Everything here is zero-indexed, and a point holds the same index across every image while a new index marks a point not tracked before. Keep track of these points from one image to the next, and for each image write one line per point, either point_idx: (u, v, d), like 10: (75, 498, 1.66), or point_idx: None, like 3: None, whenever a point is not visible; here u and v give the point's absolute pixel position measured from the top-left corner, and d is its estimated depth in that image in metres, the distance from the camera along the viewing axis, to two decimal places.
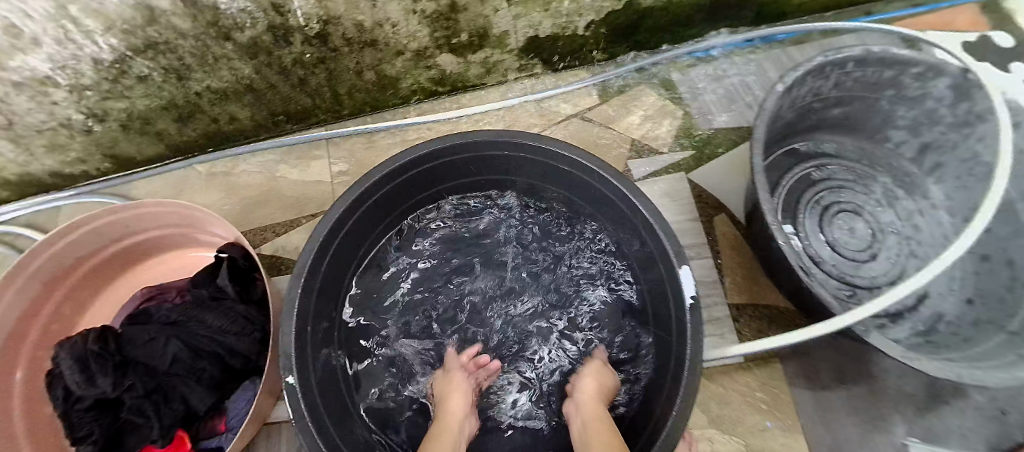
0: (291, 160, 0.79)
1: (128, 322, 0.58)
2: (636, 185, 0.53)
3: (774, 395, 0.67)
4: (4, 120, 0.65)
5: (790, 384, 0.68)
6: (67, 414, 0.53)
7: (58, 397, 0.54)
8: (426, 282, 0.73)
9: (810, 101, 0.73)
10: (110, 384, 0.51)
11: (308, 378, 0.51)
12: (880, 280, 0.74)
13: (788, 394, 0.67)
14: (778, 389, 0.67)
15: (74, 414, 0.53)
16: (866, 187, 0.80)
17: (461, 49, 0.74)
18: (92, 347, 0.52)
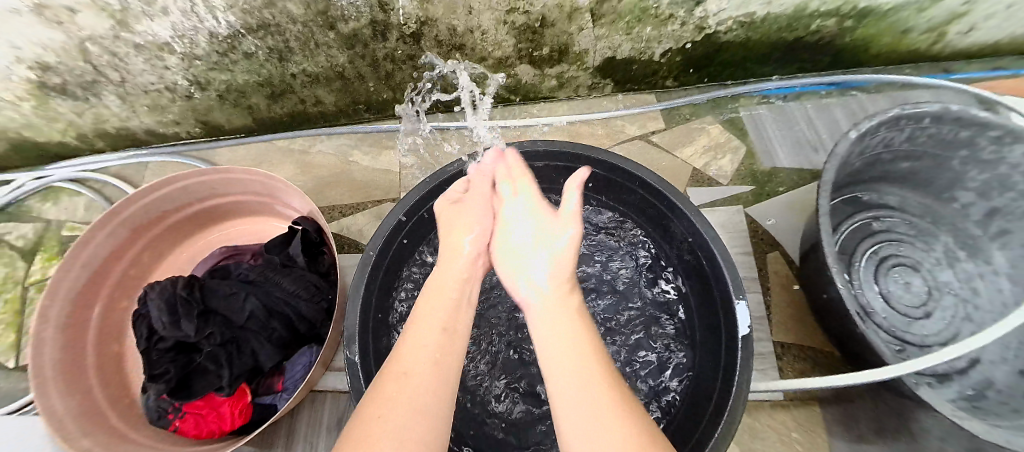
0: (365, 146, 0.84)
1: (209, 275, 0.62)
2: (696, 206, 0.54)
3: (810, 438, 0.66)
4: (119, 77, 0.71)
5: (829, 431, 0.66)
6: (148, 351, 0.57)
7: (141, 335, 0.58)
8: None
9: (879, 152, 0.73)
10: (192, 330, 0.55)
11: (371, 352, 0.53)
12: (931, 339, 0.73)
13: (825, 440, 0.66)
14: (815, 433, 0.66)
15: (154, 352, 0.57)
16: (925, 244, 0.80)
17: (541, 62, 0.77)
18: (181, 292, 0.56)
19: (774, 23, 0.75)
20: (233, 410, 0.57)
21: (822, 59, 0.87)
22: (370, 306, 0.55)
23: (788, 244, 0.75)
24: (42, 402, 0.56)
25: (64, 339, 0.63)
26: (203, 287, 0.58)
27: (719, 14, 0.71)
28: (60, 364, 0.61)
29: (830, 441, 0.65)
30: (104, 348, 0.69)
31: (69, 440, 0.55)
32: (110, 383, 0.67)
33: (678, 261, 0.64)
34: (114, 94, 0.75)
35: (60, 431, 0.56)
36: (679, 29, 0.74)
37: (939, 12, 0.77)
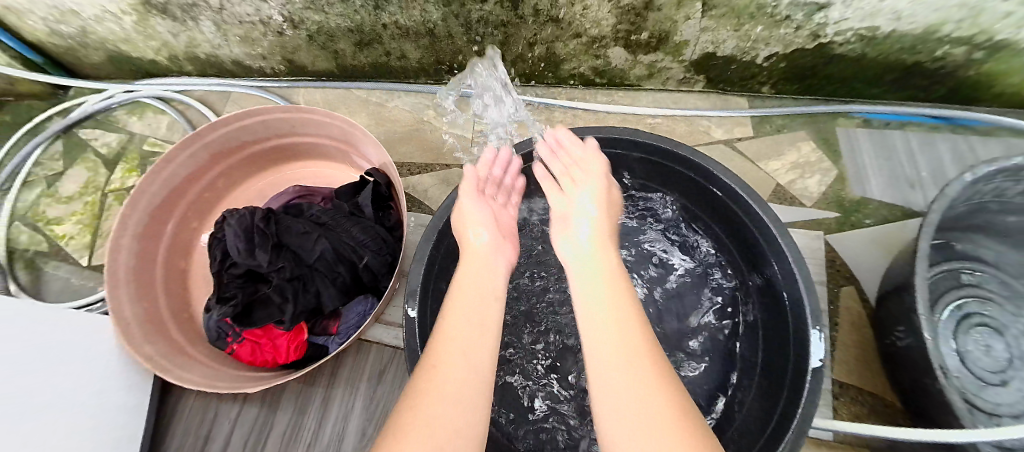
0: (440, 108, 0.84)
1: (283, 211, 0.63)
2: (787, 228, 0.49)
3: None
4: (219, 5, 0.72)
5: None
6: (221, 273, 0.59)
7: (216, 257, 0.60)
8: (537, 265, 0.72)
9: (988, 200, 0.66)
10: (266, 260, 0.56)
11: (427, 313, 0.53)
12: (1004, 409, 0.66)
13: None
14: None
15: (226, 275, 0.59)
16: (1017, 307, 0.72)
17: (636, 48, 0.73)
18: (259, 224, 0.58)
19: (899, 41, 0.68)
20: (289, 344, 0.59)
21: (943, 89, 0.78)
22: (431, 272, 0.54)
23: (867, 280, 0.69)
24: (113, 303, 0.59)
25: (138, 248, 0.66)
26: (280, 222, 0.60)
27: (842, 23, 0.65)
28: (131, 271, 0.64)
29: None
30: (173, 262, 0.72)
31: (133, 343, 0.58)
32: (175, 297, 0.70)
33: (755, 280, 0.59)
34: (210, 20, 0.77)
35: (125, 333, 0.58)
36: (793, 34, 0.68)
37: None
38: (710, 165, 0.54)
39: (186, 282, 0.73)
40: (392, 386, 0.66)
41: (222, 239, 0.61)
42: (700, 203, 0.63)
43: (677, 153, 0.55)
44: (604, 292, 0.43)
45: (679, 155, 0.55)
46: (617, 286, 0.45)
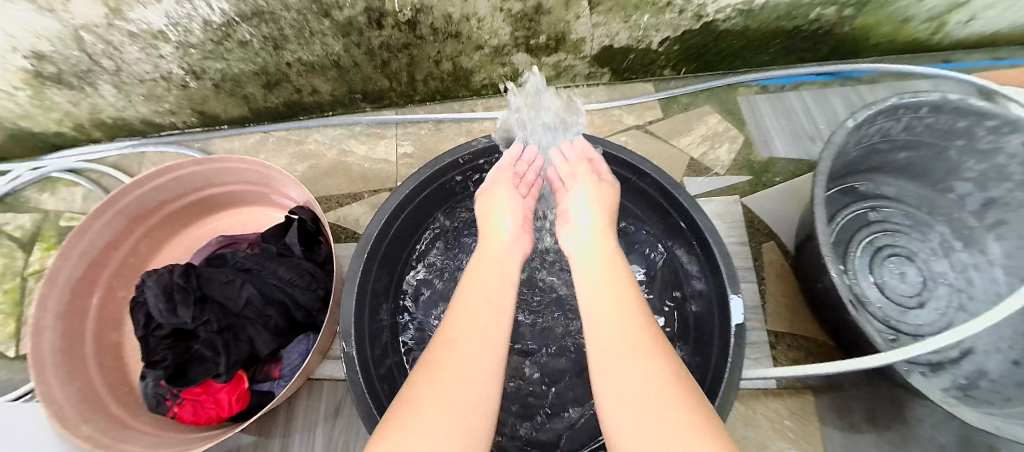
0: (360, 136, 0.84)
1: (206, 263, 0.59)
2: (695, 198, 0.53)
3: (803, 425, 0.65)
4: (114, 67, 0.71)
5: (822, 418, 0.65)
6: (145, 338, 0.53)
7: (138, 322, 0.55)
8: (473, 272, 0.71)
9: (877, 141, 0.72)
10: (190, 317, 0.51)
11: (364, 330, 0.52)
12: (925, 329, 0.71)
13: (819, 429, 0.64)
14: (808, 420, 0.65)
15: (151, 337, 0.53)
16: (921, 234, 0.78)
17: (538, 51, 0.76)
18: (177, 280, 0.53)
19: (774, 10, 0.74)
20: (231, 396, 0.54)
21: (825, 48, 0.85)
22: (364, 294, 0.54)
23: (784, 233, 0.74)
24: (42, 391, 0.55)
25: (62, 329, 0.62)
26: (202, 273, 0.55)
27: (719, 2, 0.70)
28: (58, 355, 0.60)
29: (822, 429, 0.64)
30: (104, 334, 0.67)
31: (70, 429, 0.54)
32: (113, 372, 0.65)
33: (678, 252, 0.62)
34: (109, 83, 0.75)
35: (58, 419, 0.54)
36: (678, 18, 0.72)
37: (940, 2, 0.75)
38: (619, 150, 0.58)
39: (120, 353, 0.68)
40: (348, 421, 0.65)
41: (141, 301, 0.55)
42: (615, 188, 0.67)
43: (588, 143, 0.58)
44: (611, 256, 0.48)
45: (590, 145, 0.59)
46: (613, 248, 0.50)
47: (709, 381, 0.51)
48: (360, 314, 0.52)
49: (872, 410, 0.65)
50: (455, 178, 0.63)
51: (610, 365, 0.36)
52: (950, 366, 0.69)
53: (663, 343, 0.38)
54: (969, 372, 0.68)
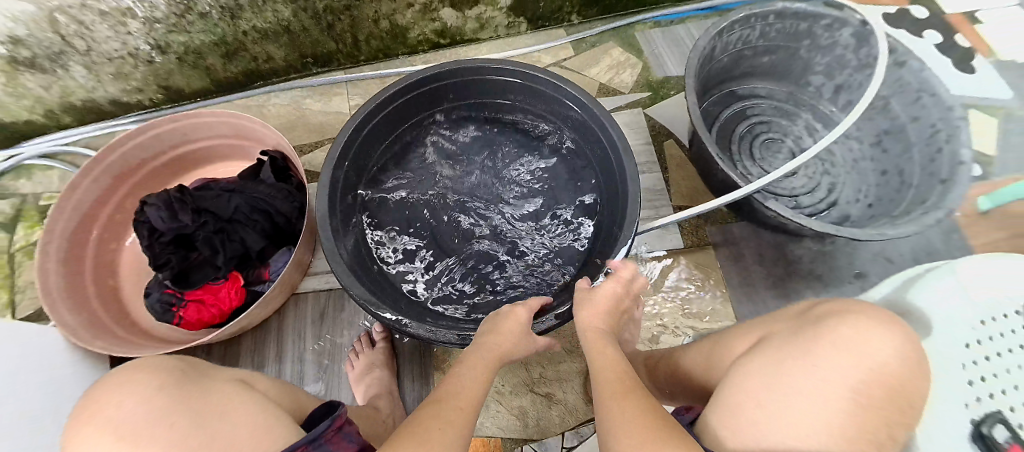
0: (316, 95, 0.96)
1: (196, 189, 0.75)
2: (592, 96, 0.68)
3: (705, 271, 0.84)
4: (86, 47, 0.81)
5: (718, 264, 0.85)
6: (151, 245, 0.69)
7: (143, 235, 0.70)
8: (422, 189, 0.82)
9: (741, 48, 0.89)
10: (189, 219, 0.69)
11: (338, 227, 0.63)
12: (799, 191, 0.94)
13: (717, 272, 0.84)
14: (708, 266, 0.85)
15: (156, 246, 0.69)
16: (790, 120, 0.96)
17: (461, 5, 0.90)
18: (175, 196, 0.70)
19: None
20: (231, 291, 0.71)
21: None
22: (334, 202, 0.65)
23: (680, 132, 0.91)
24: (56, 317, 0.67)
25: (65, 271, 0.73)
26: (193, 194, 0.72)
27: None
28: (64, 291, 0.71)
29: (719, 272, 0.84)
30: (101, 279, 0.78)
31: (85, 343, 0.66)
32: (112, 306, 0.77)
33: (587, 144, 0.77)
34: (80, 64, 0.84)
35: (74, 336, 0.67)
36: None
37: None
38: (527, 69, 0.71)
39: (118, 295, 0.79)
40: (337, 317, 0.79)
41: (145, 221, 0.70)
42: (532, 104, 0.79)
43: (504, 67, 0.72)
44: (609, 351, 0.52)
45: (506, 68, 0.72)
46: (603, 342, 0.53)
47: (619, 221, 0.64)
48: (332, 214, 0.63)
49: (757, 254, 0.85)
50: (398, 109, 0.74)
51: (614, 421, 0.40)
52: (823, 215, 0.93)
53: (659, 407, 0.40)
54: (836, 217, 0.92)
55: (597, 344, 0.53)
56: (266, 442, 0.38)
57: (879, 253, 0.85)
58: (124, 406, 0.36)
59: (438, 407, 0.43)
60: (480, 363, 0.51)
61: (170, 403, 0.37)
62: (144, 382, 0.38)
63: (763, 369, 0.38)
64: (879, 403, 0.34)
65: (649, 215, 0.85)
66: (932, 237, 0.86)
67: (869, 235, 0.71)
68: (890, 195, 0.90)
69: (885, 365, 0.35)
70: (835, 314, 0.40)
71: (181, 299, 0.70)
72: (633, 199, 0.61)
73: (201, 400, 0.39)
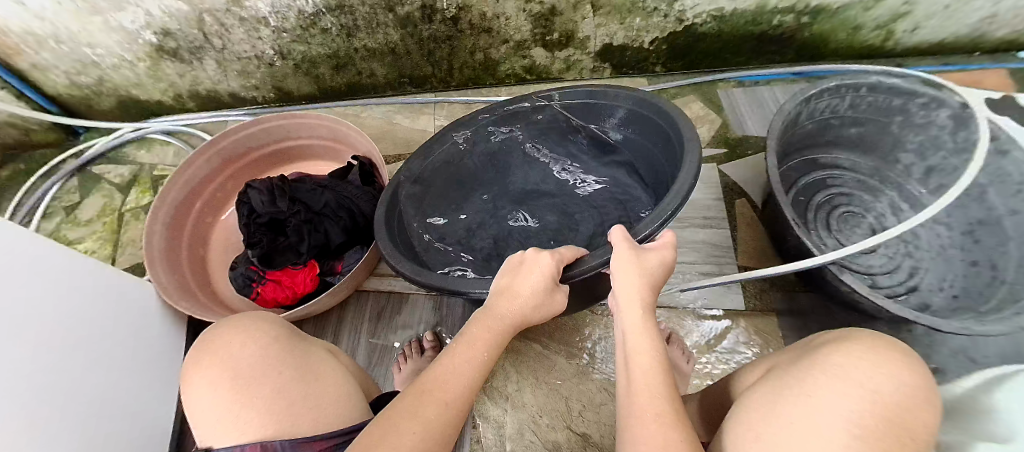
0: (405, 112, 1.05)
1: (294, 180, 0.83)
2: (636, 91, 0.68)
3: (765, 337, 0.81)
4: (222, 46, 0.94)
5: (781, 333, 0.81)
6: (249, 224, 0.76)
7: (243, 214, 0.78)
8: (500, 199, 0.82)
9: (828, 117, 0.89)
10: (285, 207, 0.77)
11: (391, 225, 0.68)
12: (876, 269, 0.90)
13: (778, 340, 0.81)
14: (769, 333, 0.81)
15: (252, 225, 0.77)
16: (872, 196, 0.93)
17: (552, 46, 0.96)
18: (277, 184, 0.79)
19: (740, 18, 0.93)
20: (307, 278, 0.77)
21: (791, 52, 1.03)
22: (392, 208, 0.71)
23: (753, 192, 0.91)
24: (153, 274, 0.76)
25: (166, 234, 0.84)
26: (292, 185, 0.80)
27: (695, 8, 0.90)
28: (162, 252, 0.81)
29: (781, 341, 0.80)
30: (194, 247, 0.89)
31: (173, 303, 0.74)
32: (199, 272, 0.87)
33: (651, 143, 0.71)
34: (213, 59, 0.98)
35: (165, 294, 0.75)
36: (663, 20, 0.92)
37: (882, 12, 0.94)
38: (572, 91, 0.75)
39: (204, 265, 0.88)
40: (392, 320, 0.83)
41: (246, 202, 0.79)
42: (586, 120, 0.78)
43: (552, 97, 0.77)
44: (643, 327, 0.47)
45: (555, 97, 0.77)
46: (642, 326, 0.47)
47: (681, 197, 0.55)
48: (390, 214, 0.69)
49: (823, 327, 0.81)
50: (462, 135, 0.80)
51: (631, 428, 0.38)
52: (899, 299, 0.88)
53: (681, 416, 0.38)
54: (915, 303, 0.87)
55: (633, 320, 0.48)
56: (346, 412, 0.43)
57: (960, 350, 0.79)
58: (243, 351, 0.42)
59: (421, 399, 0.40)
60: (478, 338, 0.48)
61: (279, 357, 0.43)
62: (251, 337, 0.44)
63: (760, 409, 0.38)
64: (883, 434, 0.30)
65: (711, 270, 0.84)
66: (1023, 341, 0.78)
67: (953, 327, 0.66)
68: (979, 288, 0.84)
69: (877, 393, 0.32)
70: (837, 344, 0.39)
71: (262, 276, 0.77)
72: (687, 174, 0.54)
73: (303, 361, 0.45)
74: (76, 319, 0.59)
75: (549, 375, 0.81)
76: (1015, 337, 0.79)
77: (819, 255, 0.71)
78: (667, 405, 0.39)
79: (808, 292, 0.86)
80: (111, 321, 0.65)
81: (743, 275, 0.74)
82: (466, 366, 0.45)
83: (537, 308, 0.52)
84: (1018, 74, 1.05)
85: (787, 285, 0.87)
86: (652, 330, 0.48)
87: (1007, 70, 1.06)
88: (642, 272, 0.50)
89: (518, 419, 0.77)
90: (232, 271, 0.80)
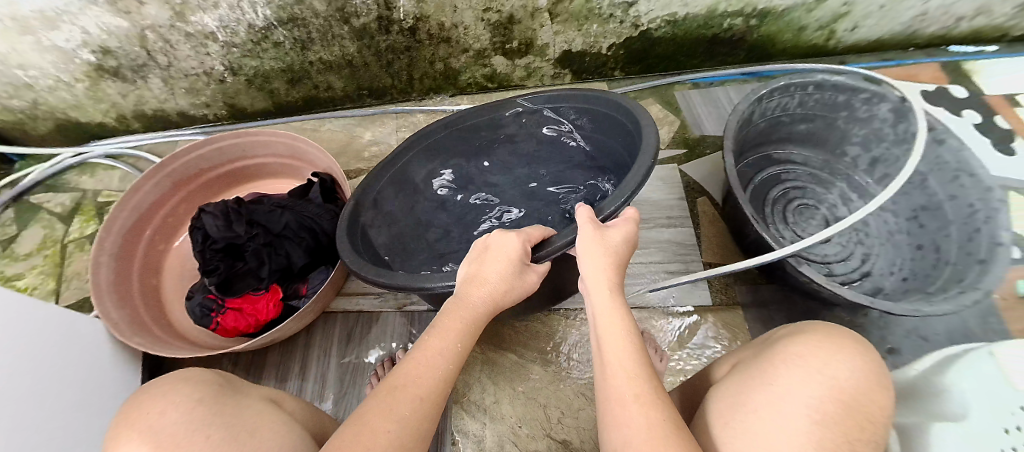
0: (367, 125, 1.02)
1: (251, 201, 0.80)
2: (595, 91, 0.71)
3: (733, 331, 0.83)
4: (167, 63, 0.90)
5: (747, 326, 0.84)
6: (203, 251, 0.73)
7: (198, 240, 0.75)
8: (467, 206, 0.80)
9: (779, 115, 0.92)
10: (243, 231, 0.74)
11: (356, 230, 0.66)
12: (831, 258, 0.94)
13: (745, 333, 0.83)
14: (736, 327, 0.83)
15: (207, 251, 0.73)
16: (824, 188, 0.98)
17: (512, 54, 0.96)
18: (233, 206, 0.76)
19: (692, 22, 0.96)
20: (270, 303, 0.74)
21: (742, 53, 1.07)
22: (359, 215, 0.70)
23: (713, 190, 0.93)
24: (100, 309, 0.71)
25: (115, 265, 0.78)
26: (248, 207, 0.77)
27: (649, 13, 0.92)
28: (111, 285, 0.76)
29: (748, 334, 0.83)
30: (146, 277, 0.84)
31: (124, 339, 0.70)
32: (153, 303, 0.82)
33: (614, 143, 0.73)
34: (158, 77, 0.93)
35: (115, 330, 0.70)
36: (619, 26, 0.94)
37: (824, 13, 0.99)
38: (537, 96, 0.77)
39: (159, 295, 0.84)
40: (361, 339, 0.80)
41: (200, 227, 0.76)
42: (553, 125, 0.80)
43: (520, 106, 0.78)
44: (614, 306, 0.47)
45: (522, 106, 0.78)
46: (614, 305, 0.47)
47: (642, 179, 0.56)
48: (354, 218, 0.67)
49: (787, 318, 0.84)
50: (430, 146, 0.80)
51: (610, 411, 0.39)
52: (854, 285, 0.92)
53: (659, 392, 0.39)
54: (869, 288, 0.91)
55: (602, 301, 0.47)
56: None
57: (912, 330, 0.83)
58: (168, 415, 0.41)
59: (397, 397, 0.39)
60: (450, 328, 0.46)
61: (204, 418, 0.41)
62: (173, 402, 0.42)
63: (731, 394, 0.39)
64: (839, 422, 0.32)
65: (678, 268, 0.86)
66: (967, 318, 0.83)
67: (903, 310, 0.70)
68: (925, 270, 0.89)
69: (836, 380, 0.34)
70: (799, 333, 0.41)
71: (220, 305, 0.73)
72: (646, 157, 0.56)
73: (234, 417, 0.43)
74: (20, 342, 0.56)
75: (525, 384, 0.81)
76: (961, 315, 0.84)
77: (778, 249, 0.73)
78: (644, 385, 0.39)
79: (770, 284, 0.88)
80: (57, 349, 0.61)
81: (708, 273, 0.76)
82: (438, 358, 0.44)
83: (508, 293, 0.50)
84: (948, 68, 1.13)
85: (751, 278, 0.90)
86: (623, 308, 0.47)
87: (938, 63, 1.13)
88: (606, 249, 0.49)
89: (497, 432, 0.76)
90: (189, 301, 0.76)
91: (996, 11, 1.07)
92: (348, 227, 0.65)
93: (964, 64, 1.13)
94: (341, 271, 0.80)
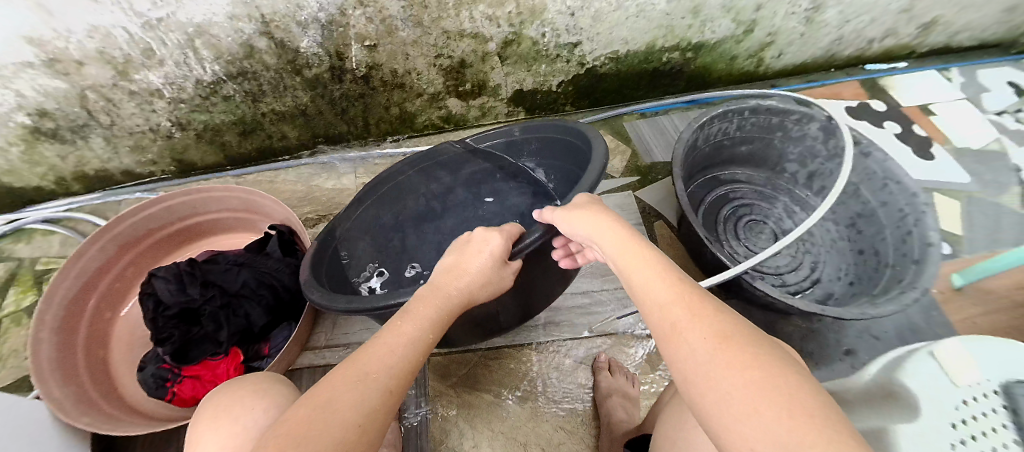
0: (326, 173, 1.02)
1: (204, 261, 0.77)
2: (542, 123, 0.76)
3: None
4: (110, 122, 0.88)
5: None
6: (154, 318, 0.69)
7: (147, 307, 0.71)
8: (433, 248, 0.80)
9: (722, 139, 0.99)
10: (198, 293, 0.71)
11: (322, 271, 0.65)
12: (784, 269, 0.99)
13: None
14: None
15: (158, 319, 0.69)
16: (770, 203, 1.04)
17: (466, 96, 0.99)
18: (185, 268, 0.73)
19: (634, 57, 1.02)
20: (230, 367, 0.71)
21: (682, 83, 1.14)
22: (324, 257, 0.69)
23: (668, 213, 0.97)
24: (43, 390, 0.65)
25: (57, 340, 0.73)
26: (201, 266, 0.74)
27: (594, 52, 0.97)
28: (54, 362, 0.70)
29: None
30: (92, 349, 0.78)
31: (70, 420, 0.65)
32: (101, 377, 0.76)
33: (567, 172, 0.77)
34: (100, 136, 0.90)
35: (61, 411, 0.65)
36: (567, 65, 0.99)
37: (751, 43, 1.08)
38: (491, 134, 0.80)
39: (107, 368, 0.78)
40: None
41: (149, 293, 0.72)
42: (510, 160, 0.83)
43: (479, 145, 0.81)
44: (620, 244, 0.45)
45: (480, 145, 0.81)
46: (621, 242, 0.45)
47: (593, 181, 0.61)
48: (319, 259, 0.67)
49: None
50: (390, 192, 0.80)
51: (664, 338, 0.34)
52: (807, 293, 0.98)
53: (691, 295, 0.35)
54: (821, 294, 0.97)
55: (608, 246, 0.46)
56: None
57: (865, 330, 0.87)
58: (270, 413, 0.43)
59: (361, 373, 0.37)
60: (421, 314, 0.45)
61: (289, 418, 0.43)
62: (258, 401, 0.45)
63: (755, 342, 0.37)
64: None
65: None
66: (912, 316, 0.88)
67: (851, 315, 0.74)
68: (869, 273, 0.95)
69: None
70: None
71: (177, 373, 0.70)
72: (596, 162, 0.61)
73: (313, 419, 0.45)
74: None
75: (504, 424, 0.79)
76: (906, 313, 0.89)
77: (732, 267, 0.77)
78: (671, 298, 0.36)
79: (730, 300, 0.92)
80: None
81: None
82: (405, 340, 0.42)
83: (485, 286, 0.53)
84: (866, 85, 1.24)
85: (712, 296, 0.93)
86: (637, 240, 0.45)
87: (857, 82, 1.25)
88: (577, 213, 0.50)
89: None
90: (139, 373, 0.71)
91: (900, 33, 1.19)
92: (313, 268, 0.64)
93: (880, 81, 1.25)
94: (304, 327, 0.78)
